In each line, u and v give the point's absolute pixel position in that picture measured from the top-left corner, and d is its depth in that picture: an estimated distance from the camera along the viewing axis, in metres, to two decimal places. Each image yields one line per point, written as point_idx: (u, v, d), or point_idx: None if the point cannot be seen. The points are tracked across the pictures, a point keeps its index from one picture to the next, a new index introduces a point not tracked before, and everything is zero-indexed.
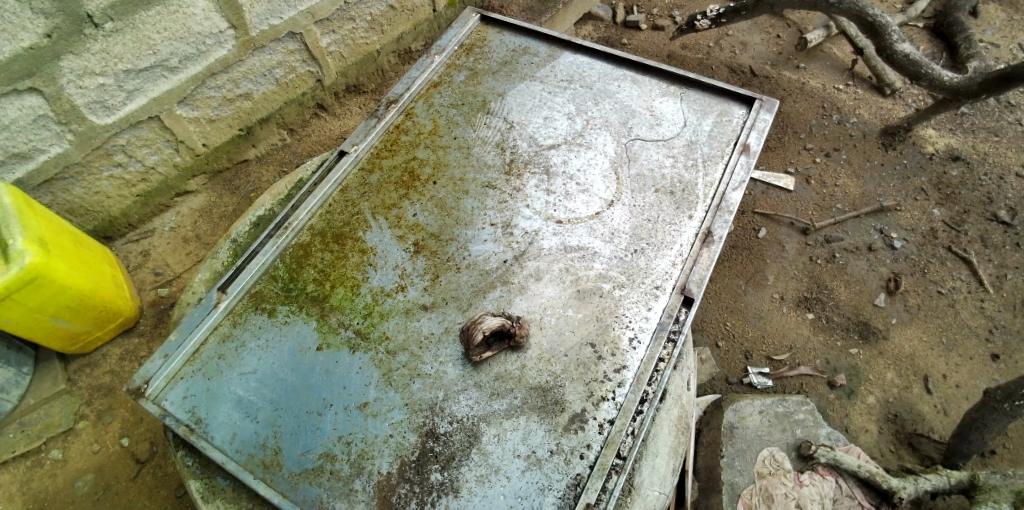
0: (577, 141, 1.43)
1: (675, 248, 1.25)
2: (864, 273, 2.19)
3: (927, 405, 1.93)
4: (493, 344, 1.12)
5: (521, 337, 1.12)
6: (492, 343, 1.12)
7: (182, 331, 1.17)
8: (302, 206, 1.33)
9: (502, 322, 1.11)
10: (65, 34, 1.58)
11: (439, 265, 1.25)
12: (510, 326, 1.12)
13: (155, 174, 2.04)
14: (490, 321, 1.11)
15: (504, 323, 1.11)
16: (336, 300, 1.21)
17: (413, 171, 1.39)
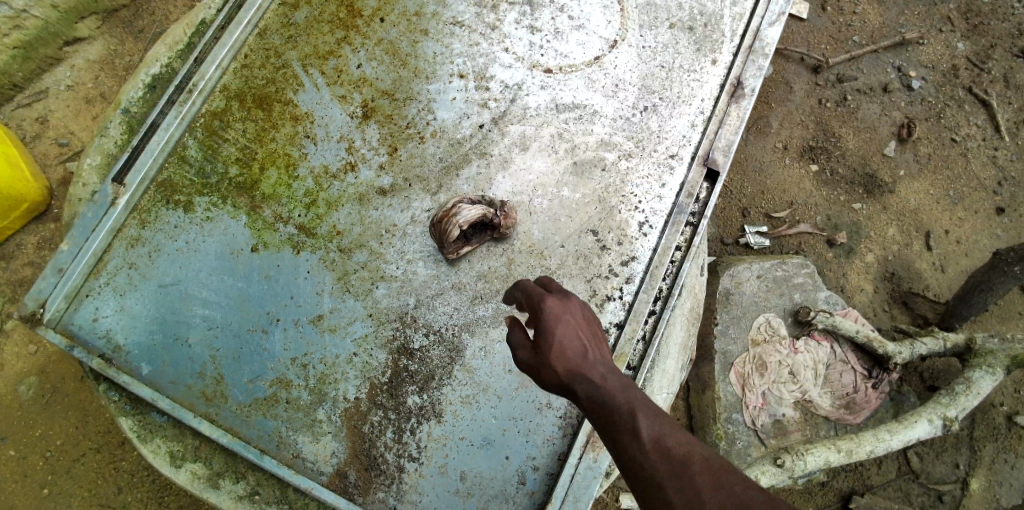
0: None
1: (695, 104, 0.99)
2: (876, 118, 1.95)
3: (924, 263, 1.85)
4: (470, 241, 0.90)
5: (507, 229, 0.90)
6: (469, 239, 0.90)
7: (76, 238, 0.91)
8: (208, 59, 0.99)
9: (483, 213, 0.88)
10: None
11: (397, 134, 0.97)
12: (493, 217, 0.89)
13: (29, 18, 1.60)
14: (466, 212, 0.87)
15: (484, 213, 0.88)
16: (268, 187, 0.95)
17: (352, 4, 1.03)
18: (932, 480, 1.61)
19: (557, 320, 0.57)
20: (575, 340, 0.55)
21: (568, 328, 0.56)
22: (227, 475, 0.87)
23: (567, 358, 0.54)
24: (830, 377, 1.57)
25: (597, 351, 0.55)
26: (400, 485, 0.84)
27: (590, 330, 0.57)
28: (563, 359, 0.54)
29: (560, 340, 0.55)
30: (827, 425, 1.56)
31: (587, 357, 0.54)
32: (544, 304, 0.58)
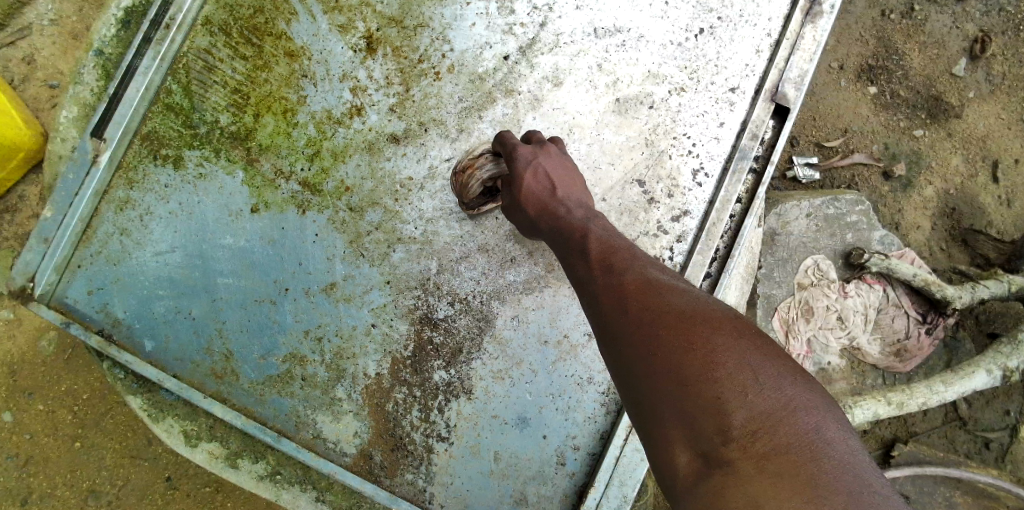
0: None
1: (760, 25, 0.83)
2: (945, 32, 1.71)
3: (989, 197, 1.69)
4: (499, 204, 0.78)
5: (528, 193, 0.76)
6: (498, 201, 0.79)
7: (60, 204, 0.82)
8: None
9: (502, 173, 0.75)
10: None
11: (409, 71, 0.83)
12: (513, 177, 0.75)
13: None
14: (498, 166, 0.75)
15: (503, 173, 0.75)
16: (265, 137, 0.83)
17: None
18: (979, 427, 1.53)
19: (530, 167, 0.69)
20: (547, 182, 0.69)
21: (538, 176, 0.69)
22: (246, 455, 0.82)
23: (539, 199, 0.68)
24: (880, 323, 1.47)
25: (563, 190, 0.68)
26: (429, 467, 0.78)
27: (560, 174, 0.70)
28: (535, 199, 0.68)
29: (530, 186, 0.68)
30: (875, 373, 1.49)
31: (555, 197, 0.67)
32: (515, 153, 0.70)
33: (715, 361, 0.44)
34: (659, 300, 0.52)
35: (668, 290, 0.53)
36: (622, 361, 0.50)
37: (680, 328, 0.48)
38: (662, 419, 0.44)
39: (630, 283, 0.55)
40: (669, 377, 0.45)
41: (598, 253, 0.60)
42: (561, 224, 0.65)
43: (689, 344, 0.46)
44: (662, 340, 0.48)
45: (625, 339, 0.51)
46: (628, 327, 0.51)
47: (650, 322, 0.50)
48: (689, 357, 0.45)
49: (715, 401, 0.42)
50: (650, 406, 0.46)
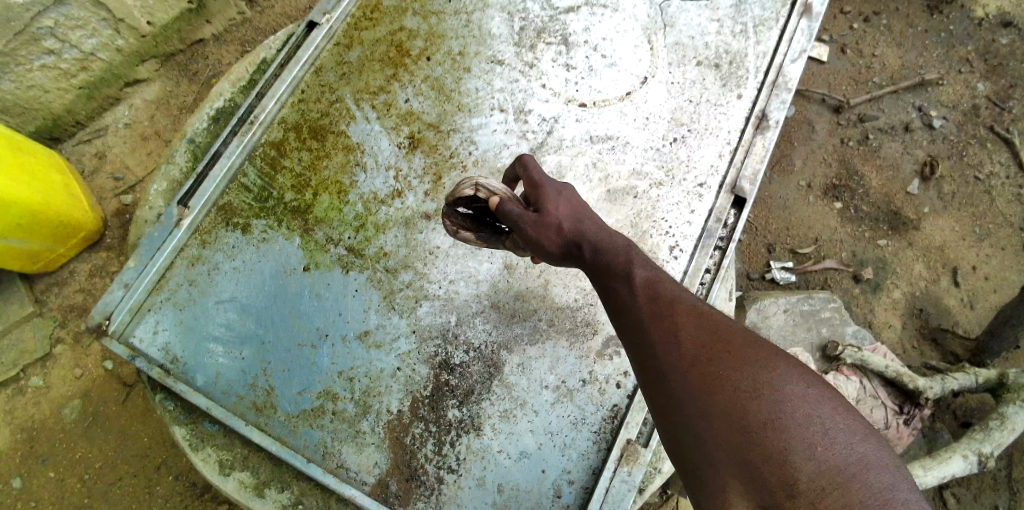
0: (601, 2, 1.13)
1: (722, 135, 1.04)
2: (898, 157, 1.98)
3: (952, 298, 1.84)
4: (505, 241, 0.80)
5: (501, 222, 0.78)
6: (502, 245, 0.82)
7: (142, 256, 0.98)
8: (269, 94, 1.07)
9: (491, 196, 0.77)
10: None
11: (442, 164, 1.04)
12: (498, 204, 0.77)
13: (96, 62, 1.84)
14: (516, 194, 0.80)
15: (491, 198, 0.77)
16: (321, 211, 1.02)
17: (402, 45, 1.11)
18: None
19: (557, 192, 0.73)
20: (577, 210, 0.72)
21: (568, 202, 0.71)
22: (272, 484, 0.91)
23: (572, 223, 0.69)
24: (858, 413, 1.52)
25: (588, 217, 0.72)
26: (439, 496, 0.88)
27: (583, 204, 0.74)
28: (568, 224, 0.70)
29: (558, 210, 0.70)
30: None
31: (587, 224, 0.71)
32: (542, 179, 0.74)
33: (784, 419, 0.51)
34: (716, 343, 0.57)
35: (723, 331, 0.58)
36: (681, 405, 0.55)
37: (745, 382, 0.53)
38: (732, 473, 0.51)
39: (683, 318, 0.59)
40: (738, 433, 0.51)
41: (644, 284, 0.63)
42: (601, 255, 0.68)
43: (757, 401, 0.52)
44: (726, 393, 0.53)
45: (682, 382, 0.56)
46: (684, 368, 0.56)
47: (712, 370, 0.55)
48: (760, 416, 0.51)
49: (781, 455, 0.49)
50: (716, 457, 0.52)
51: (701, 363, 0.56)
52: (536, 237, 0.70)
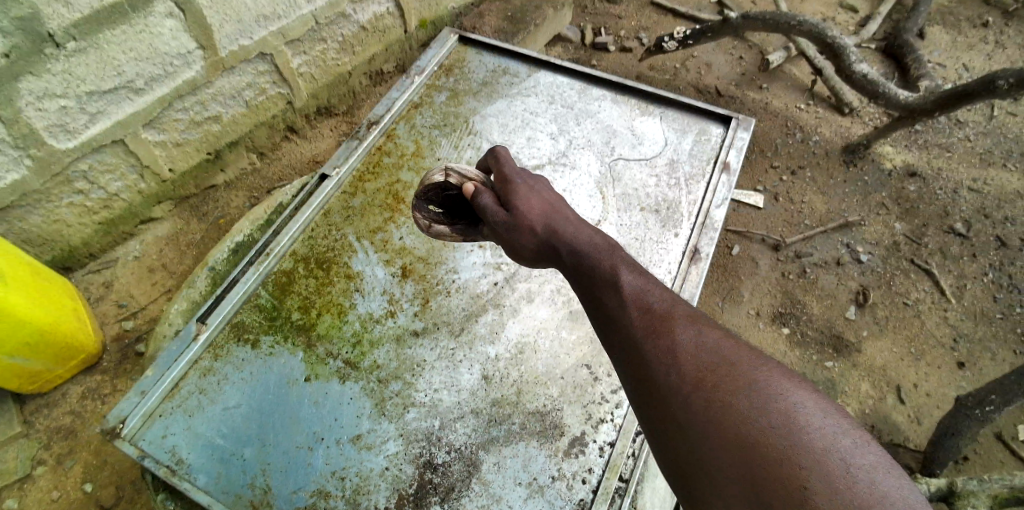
0: (561, 161, 1.63)
1: (665, 265, 1.42)
2: (834, 287, 2.24)
3: (901, 415, 1.99)
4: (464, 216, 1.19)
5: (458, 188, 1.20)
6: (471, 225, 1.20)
7: (160, 367, 1.14)
8: (284, 231, 1.33)
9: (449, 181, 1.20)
10: (24, 55, 1.66)
11: (429, 290, 1.29)
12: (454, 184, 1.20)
13: (118, 201, 2.14)
14: (485, 179, 1.20)
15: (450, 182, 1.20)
16: (322, 329, 1.22)
17: (397, 194, 1.46)
18: None
19: (513, 182, 1.12)
20: (529, 195, 1.08)
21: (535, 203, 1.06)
22: None
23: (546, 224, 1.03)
24: None
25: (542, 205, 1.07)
26: None
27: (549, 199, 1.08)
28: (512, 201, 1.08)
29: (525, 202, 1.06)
30: None
31: (544, 212, 1.05)
32: (498, 168, 1.15)
33: (766, 405, 0.69)
34: (702, 349, 0.77)
35: (709, 341, 0.79)
36: (689, 402, 0.73)
37: (732, 379, 0.73)
38: (731, 453, 0.67)
39: (696, 342, 0.79)
40: (732, 420, 0.69)
41: (638, 303, 0.86)
42: (605, 287, 0.92)
43: (742, 391, 0.71)
44: (718, 389, 0.73)
45: (682, 386, 0.75)
46: (700, 379, 0.75)
47: (704, 373, 0.75)
48: (747, 403, 0.70)
49: (786, 453, 0.64)
50: (716, 441, 0.69)
51: (711, 375, 0.74)
52: (477, 200, 1.10)
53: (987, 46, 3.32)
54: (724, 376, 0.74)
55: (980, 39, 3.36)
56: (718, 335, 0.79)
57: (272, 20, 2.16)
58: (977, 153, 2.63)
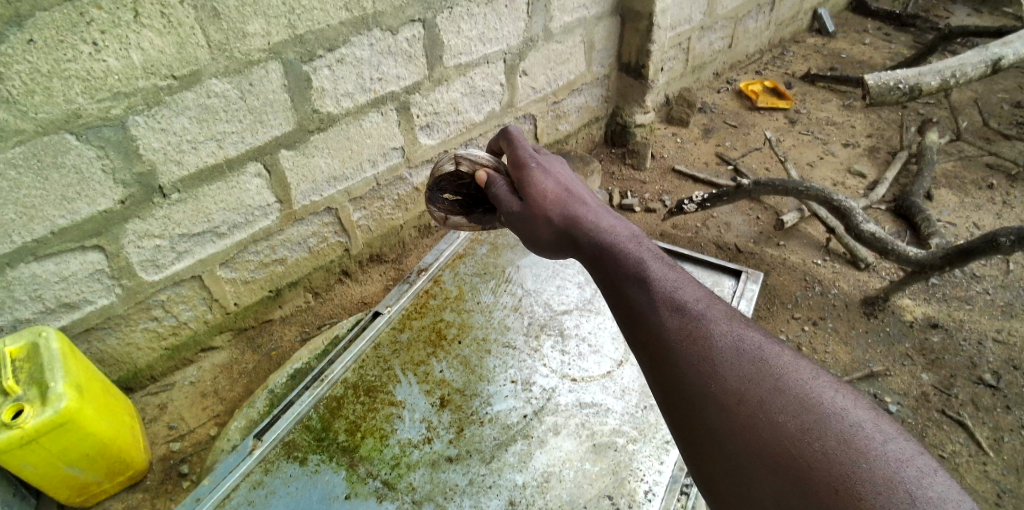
0: (587, 308, 1.88)
1: None
2: None
3: None
4: (467, 203, 1.71)
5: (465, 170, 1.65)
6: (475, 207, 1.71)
7: (216, 477, 1.36)
8: (339, 360, 1.62)
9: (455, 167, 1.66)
10: (137, 202, 2.02)
11: (464, 418, 1.51)
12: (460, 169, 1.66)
13: (185, 329, 2.37)
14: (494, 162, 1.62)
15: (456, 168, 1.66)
16: (365, 451, 1.43)
17: (441, 331, 1.78)
18: None
19: (527, 176, 1.42)
20: (541, 187, 1.38)
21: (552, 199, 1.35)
22: None
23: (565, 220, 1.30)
24: None
25: (552, 197, 1.35)
26: None
27: (563, 198, 1.34)
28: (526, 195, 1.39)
29: (544, 192, 1.36)
30: None
31: (560, 209, 1.32)
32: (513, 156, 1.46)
33: (803, 411, 0.86)
34: (734, 357, 0.95)
35: (735, 347, 0.97)
36: (745, 408, 0.89)
37: (765, 389, 0.90)
38: (777, 462, 0.83)
39: (737, 353, 0.96)
40: (773, 430, 0.86)
41: (674, 309, 1.05)
42: (637, 288, 1.11)
43: (779, 398, 0.88)
44: (752, 400, 0.90)
45: (720, 400, 0.92)
46: (749, 388, 0.91)
47: (739, 384, 0.92)
48: (783, 411, 0.87)
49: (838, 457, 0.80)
50: (762, 452, 0.85)
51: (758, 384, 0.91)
52: (486, 186, 1.50)
53: (995, 206, 3.52)
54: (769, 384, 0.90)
55: (987, 199, 3.57)
56: (743, 340, 0.98)
57: (340, 181, 2.56)
58: (998, 305, 2.70)
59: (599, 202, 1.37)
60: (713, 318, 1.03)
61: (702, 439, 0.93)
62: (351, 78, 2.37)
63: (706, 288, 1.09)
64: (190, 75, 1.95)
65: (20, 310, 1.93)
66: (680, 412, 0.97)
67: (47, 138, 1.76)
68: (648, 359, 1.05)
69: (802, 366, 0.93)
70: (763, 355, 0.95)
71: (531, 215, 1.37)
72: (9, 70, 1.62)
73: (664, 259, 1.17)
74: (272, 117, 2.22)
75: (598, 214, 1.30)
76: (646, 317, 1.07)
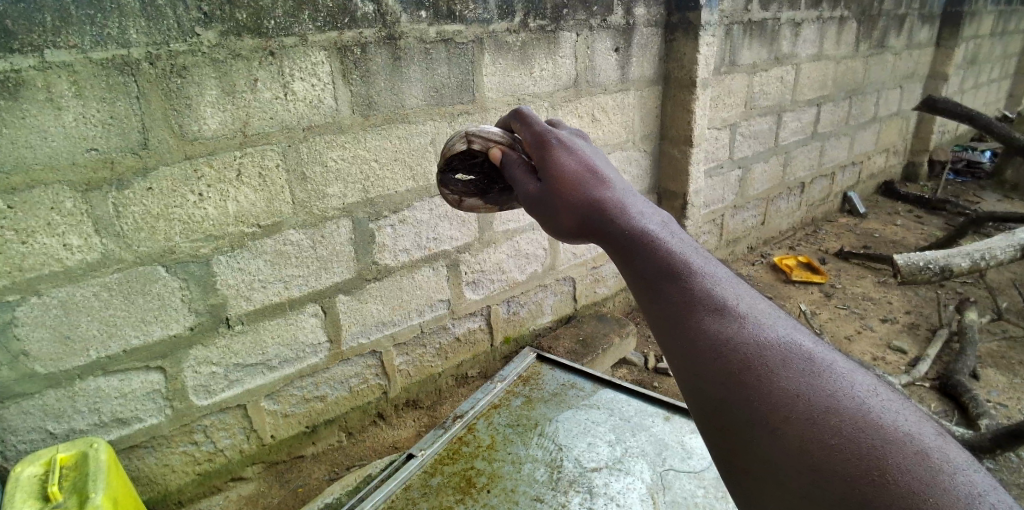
0: (617, 466, 1.88)
1: None
2: None
3: None
4: (482, 183, 1.85)
5: (472, 146, 1.76)
6: (490, 186, 1.85)
7: None
8: (369, 498, 1.75)
9: (464, 145, 1.79)
10: (204, 328, 2.22)
11: None
12: (469, 146, 1.78)
13: (220, 456, 2.43)
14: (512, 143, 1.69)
15: (465, 145, 1.79)
16: None
17: (470, 478, 1.85)
18: None
19: (552, 162, 1.43)
20: (564, 169, 1.39)
21: (572, 181, 1.36)
22: None
23: (587, 206, 1.30)
24: None
25: (576, 181, 1.35)
26: None
27: (592, 187, 1.34)
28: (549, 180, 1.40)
29: (566, 173, 1.38)
30: None
31: (587, 203, 1.31)
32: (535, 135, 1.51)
33: (861, 434, 0.83)
34: (783, 369, 0.94)
35: (780, 359, 0.96)
36: (795, 423, 0.88)
37: (818, 407, 0.88)
38: (834, 485, 0.81)
39: (785, 364, 0.95)
40: (829, 453, 0.83)
41: (715, 312, 1.05)
42: (673, 284, 1.11)
43: (834, 416, 0.87)
44: (804, 419, 0.88)
45: (767, 418, 0.91)
46: (799, 402, 0.90)
47: (788, 401, 0.91)
48: (840, 432, 0.85)
49: (900, 483, 0.77)
50: (816, 475, 0.83)
51: (810, 399, 0.90)
52: (503, 166, 1.61)
53: None
54: (822, 402, 0.89)
55: None
56: (792, 354, 0.97)
57: (388, 325, 2.74)
58: None
59: (626, 190, 1.36)
60: (756, 327, 1.02)
61: (748, 460, 0.92)
62: (410, 237, 2.68)
63: (744, 293, 1.10)
64: (273, 225, 2.27)
65: (77, 421, 2.05)
66: (722, 427, 0.96)
67: (142, 267, 2.03)
68: (683, 367, 1.04)
69: (857, 385, 0.91)
70: (814, 372, 0.93)
71: (555, 205, 1.36)
72: (128, 209, 1.95)
73: (698, 256, 1.16)
74: (336, 265, 2.48)
75: (624, 200, 1.31)
76: (684, 321, 1.06)
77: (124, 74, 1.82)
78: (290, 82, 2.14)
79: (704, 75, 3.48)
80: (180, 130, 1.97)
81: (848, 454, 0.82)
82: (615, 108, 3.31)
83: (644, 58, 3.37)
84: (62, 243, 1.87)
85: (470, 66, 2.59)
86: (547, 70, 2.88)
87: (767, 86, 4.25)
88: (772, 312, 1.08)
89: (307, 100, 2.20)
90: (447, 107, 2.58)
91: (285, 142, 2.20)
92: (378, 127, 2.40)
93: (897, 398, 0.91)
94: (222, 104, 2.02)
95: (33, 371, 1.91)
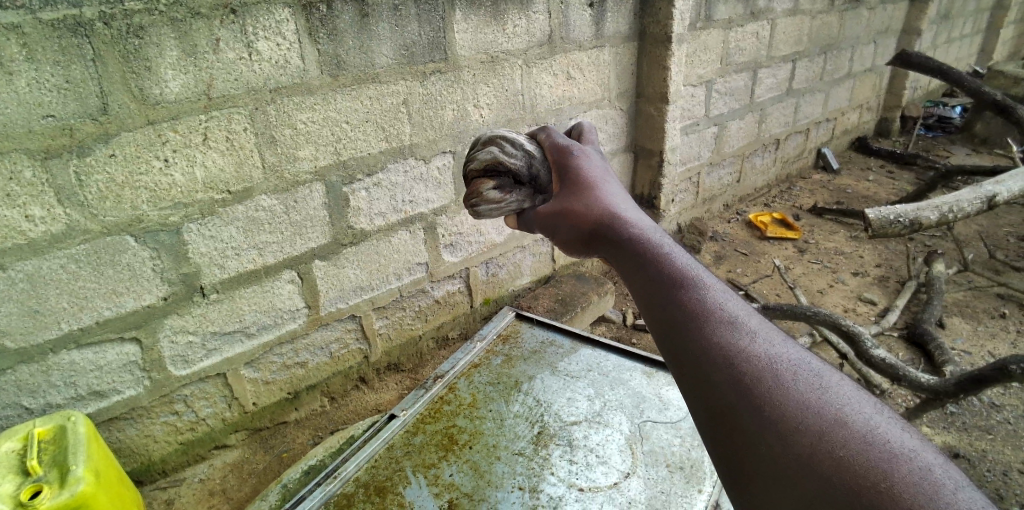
0: (596, 419, 1.92)
1: None
2: None
3: None
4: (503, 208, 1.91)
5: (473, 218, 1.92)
6: None
7: None
8: (352, 459, 1.77)
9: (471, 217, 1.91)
10: (179, 298, 2.18)
11: None
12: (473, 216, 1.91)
13: (202, 425, 2.43)
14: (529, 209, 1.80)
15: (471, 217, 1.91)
16: None
17: (452, 436, 1.88)
18: None
19: (571, 178, 1.49)
20: (582, 185, 1.45)
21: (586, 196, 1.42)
22: None
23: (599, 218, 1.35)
24: None
25: (588, 199, 1.40)
26: None
27: (605, 201, 1.38)
28: (563, 196, 1.46)
29: (580, 190, 1.44)
30: None
31: (597, 218, 1.35)
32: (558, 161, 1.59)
33: (866, 446, 0.85)
34: (791, 381, 0.96)
35: (788, 371, 0.98)
36: (803, 434, 0.89)
37: (826, 418, 0.90)
38: (839, 493, 0.82)
39: (793, 377, 0.97)
40: (834, 463, 0.85)
41: (726, 324, 1.07)
42: (685, 295, 1.14)
43: (841, 428, 0.88)
44: (812, 429, 0.89)
45: (772, 425, 0.92)
46: (807, 413, 0.91)
47: (797, 413, 0.92)
48: (847, 443, 0.86)
49: (906, 496, 0.79)
50: (822, 483, 0.84)
51: (818, 412, 0.91)
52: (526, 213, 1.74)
53: (1010, 334, 3.52)
54: (828, 415, 0.91)
55: (1002, 328, 3.58)
56: (800, 368, 0.99)
57: (366, 291, 2.73)
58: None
59: (637, 208, 1.40)
60: (765, 341, 1.04)
61: (750, 464, 0.92)
62: (385, 200, 2.64)
63: (753, 312, 1.12)
64: (243, 191, 2.21)
65: (53, 395, 2.02)
66: (726, 435, 0.97)
67: (110, 237, 1.97)
68: (690, 373, 1.05)
69: (862, 402, 0.93)
70: (821, 385, 0.95)
71: (568, 216, 1.41)
72: (90, 178, 1.88)
73: (709, 275, 1.19)
74: (311, 230, 2.45)
75: (636, 216, 1.35)
76: (693, 328, 1.08)
77: (78, 35, 1.73)
78: (253, 41, 2.05)
79: (680, 31, 3.42)
80: (141, 94, 1.88)
81: (853, 466, 0.83)
82: (590, 64, 3.26)
83: (619, 13, 3.30)
84: (24, 215, 1.81)
85: (441, 22, 2.51)
86: (520, 25, 2.80)
87: (744, 42, 4.22)
88: (779, 330, 1.10)
89: (272, 60, 2.12)
90: (419, 65, 2.51)
91: (252, 105, 2.12)
92: (347, 88, 2.33)
93: (899, 418, 0.93)
94: (184, 66, 1.94)
95: (2, 346, 1.87)
